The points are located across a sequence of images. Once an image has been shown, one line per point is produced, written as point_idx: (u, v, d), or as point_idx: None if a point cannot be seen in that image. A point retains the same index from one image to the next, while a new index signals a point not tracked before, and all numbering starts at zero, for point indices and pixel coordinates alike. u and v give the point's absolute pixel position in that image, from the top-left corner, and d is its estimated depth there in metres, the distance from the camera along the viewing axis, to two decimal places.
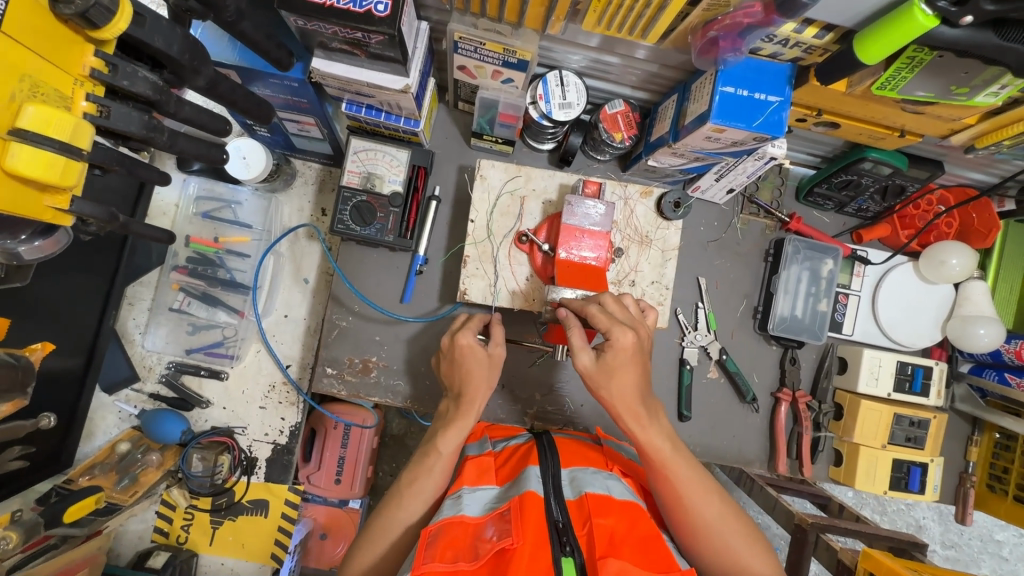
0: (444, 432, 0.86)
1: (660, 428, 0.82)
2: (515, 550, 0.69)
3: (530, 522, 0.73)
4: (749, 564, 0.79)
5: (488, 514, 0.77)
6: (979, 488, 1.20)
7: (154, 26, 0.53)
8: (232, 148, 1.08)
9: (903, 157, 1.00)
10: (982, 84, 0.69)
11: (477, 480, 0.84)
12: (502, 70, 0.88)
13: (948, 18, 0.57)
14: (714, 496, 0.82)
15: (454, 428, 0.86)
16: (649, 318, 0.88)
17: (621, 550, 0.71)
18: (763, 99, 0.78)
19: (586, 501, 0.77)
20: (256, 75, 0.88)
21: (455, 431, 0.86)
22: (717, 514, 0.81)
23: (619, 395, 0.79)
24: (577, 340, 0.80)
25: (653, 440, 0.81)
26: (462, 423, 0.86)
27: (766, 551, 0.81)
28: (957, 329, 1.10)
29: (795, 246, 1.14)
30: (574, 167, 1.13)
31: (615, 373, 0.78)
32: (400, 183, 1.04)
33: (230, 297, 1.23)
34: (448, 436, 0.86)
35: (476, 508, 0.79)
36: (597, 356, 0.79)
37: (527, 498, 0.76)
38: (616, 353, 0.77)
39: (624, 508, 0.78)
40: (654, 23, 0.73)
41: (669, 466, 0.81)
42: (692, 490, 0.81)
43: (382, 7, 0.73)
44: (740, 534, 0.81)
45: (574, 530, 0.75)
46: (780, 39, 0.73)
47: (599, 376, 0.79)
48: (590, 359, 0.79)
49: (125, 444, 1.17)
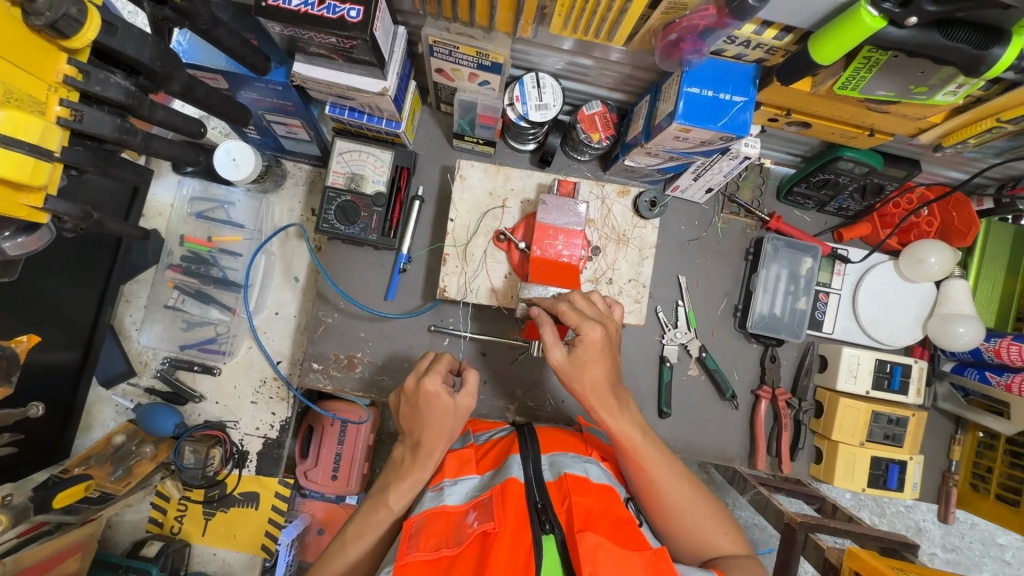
0: (395, 486, 0.85)
1: (630, 416, 0.83)
2: (496, 533, 0.70)
3: (511, 507, 0.74)
4: (716, 542, 0.81)
5: (468, 503, 0.79)
6: (963, 487, 1.19)
7: (126, 35, 0.57)
8: (222, 149, 1.11)
9: (879, 156, 1.01)
10: (940, 83, 0.70)
11: (459, 472, 0.87)
12: (477, 73, 0.91)
13: (894, 19, 0.59)
14: (684, 480, 0.83)
15: (406, 483, 0.85)
16: (615, 313, 0.88)
17: (597, 525, 0.73)
18: (728, 99, 0.80)
19: (565, 481, 0.79)
20: (241, 80, 0.91)
21: (406, 485, 0.85)
22: (687, 496, 0.82)
23: (592, 389, 0.80)
24: (551, 336, 0.80)
25: (622, 428, 0.82)
26: (414, 479, 0.85)
27: (734, 531, 0.83)
28: (936, 326, 1.10)
29: (774, 245, 1.15)
30: (555, 167, 1.15)
31: (587, 367, 0.79)
32: (384, 183, 1.07)
33: (223, 295, 1.27)
34: (398, 492, 0.85)
35: (458, 498, 0.80)
36: (569, 351, 0.79)
37: (509, 485, 0.76)
38: (589, 348, 0.78)
39: (601, 490, 0.78)
40: (618, 27, 0.75)
41: (639, 453, 0.82)
42: (661, 475, 0.82)
43: (355, 14, 0.76)
44: (708, 514, 0.83)
45: (553, 509, 0.75)
46: (742, 40, 0.74)
47: (571, 369, 0.79)
48: (562, 353, 0.79)
49: (120, 437, 1.22)
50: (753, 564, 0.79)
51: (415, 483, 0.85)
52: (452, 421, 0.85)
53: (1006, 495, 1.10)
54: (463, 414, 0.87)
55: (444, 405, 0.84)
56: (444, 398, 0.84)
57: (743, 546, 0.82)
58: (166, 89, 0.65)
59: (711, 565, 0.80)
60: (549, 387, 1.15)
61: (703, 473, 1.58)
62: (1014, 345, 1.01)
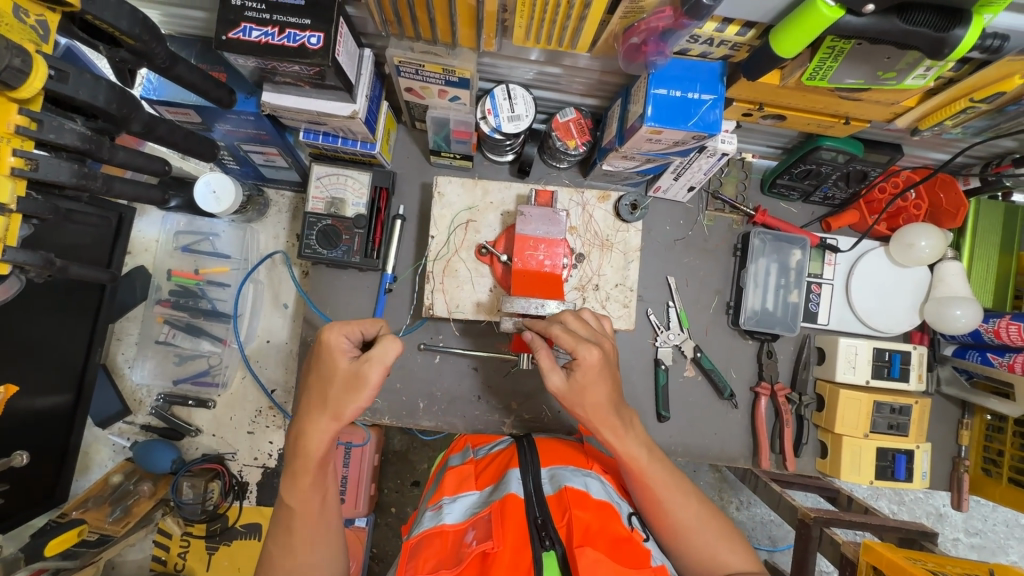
0: (289, 481, 0.76)
1: (639, 444, 0.80)
2: (495, 554, 0.68)
3: (511, 526, 0.71)
4: (726, 560, 0.79)
5: (468, 520, 0.76)
6: (974, 473, 1.17)
7: (78, 81, 0.57)
8: (202, 182, 1.11)
9: (858, 142, 0.99)
10: (907, 67, 0.69)
11: (457, 489, 0.84)
12: (447, 89, 0.90)
13: (852, 7, 0.58)
14: (691, 500, 0.81)
15: (299, 475, 0.75)
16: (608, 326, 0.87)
17: (596, 541, 0.70)
18: (697, 98, 0.79)
19: (564, 494, 0.76)
20: (213, 114, 0.91)
21: (301, 478, 0.75)
22: (694, 515, 0.80)
23: (590, 413, 0.78)
24: (547, 361, 0.78)
25: (632, 456, 0.79)
26: (309, 467, 0.75)
27: (742, 546, 0.81)
28: (934, 311, 1.08)
29: (762, 239, 1.13)
30: (535, 177, 1.14)
31: (585, 393, 0.76)
32: (364, 205, 1.07)
33: (214, 326, 1.27)
34: (293, 487, 0.76)
35: (457, 515, 0.78)
36: (568, 376, 0.77)
37: (508, 500, 0.75)
38: (586, 371, 0.76)
39: (601, 507, 0.76)
40: (579, 34, 0.75)
41: (647, 479, 0.80)
42: (669, 497, 0.80)
43: (315, 40, 0.76)
44: (718, 529, 0.81)
45: (554, 523, 0.73)
46: (705, 39, 0.74)
47: (571, 395, 0.77)
48: (561, 378, 0.77)
49: (117, 476, 1.21)
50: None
51: (308, 473, 0.75)
52: (347, 391, 0.72)
53: (1018, 478, 1.07)
54: (363, 386, 0.72)
55: (343, 374, 0.73)
56: (338, 362, 0.73)
57: (752, 561, 0.80)
58: (127, 130, 0.66)
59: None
60: (544, 398, 1.13)
61: (715, 474, 1.55)
62: (1013, 324, 0.99)
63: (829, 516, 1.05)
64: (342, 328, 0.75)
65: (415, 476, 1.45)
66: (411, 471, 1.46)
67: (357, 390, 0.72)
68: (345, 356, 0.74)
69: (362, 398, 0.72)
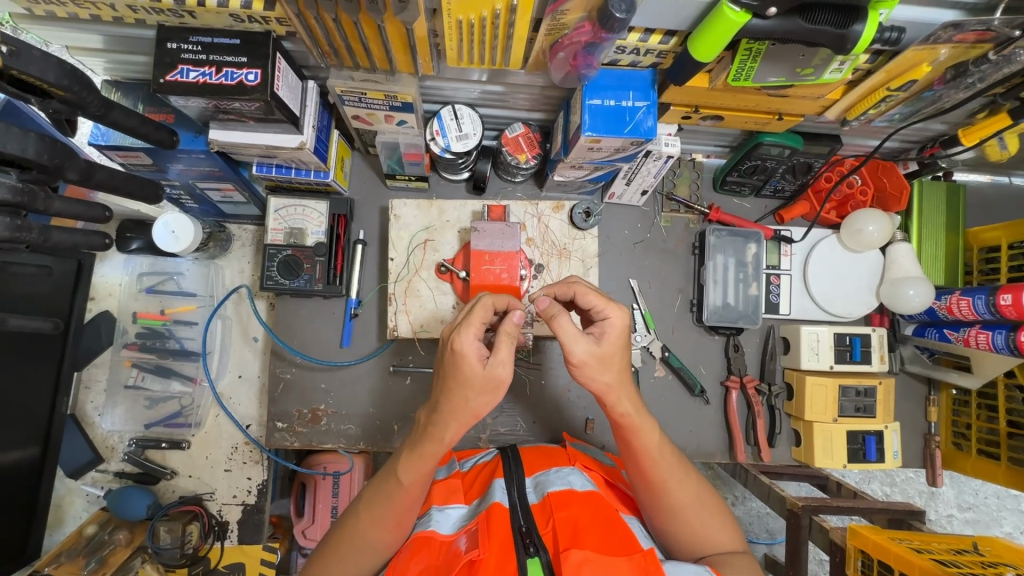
0: (410, 459, 0.74)
1: (652, 428, 0.75)
2: (481, 561, 0.66)
3: (495, 531, 0.69)
4: (717, 540, 0.77)
5: (458, 530, 0.74)
6: (946, 448, 1.19)
7: (6, 134, 0.57)
8: (160, 223, 1.11)
9: (797, 136, 1.02)
10: (823, 62, 0.72)
11: (445, 500, 0.81)
12: (392, 114, 0.92)
13: (756, 11, 0.61)
14: (691, 480, 0.78)
15: (421, 460, 0.73)
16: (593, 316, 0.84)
17: (585, 538, 0.67)
18: (631, 105, 0.82)
19: (549, 500, 0.74)
20: (163, 155, 0.92)
21: (425, 463, 0.73)
22: (692, 496, 0.77)
23: (616, 381, 0.71)
24: (573, 329, 0.69)
25: (643, 440, 0.75)
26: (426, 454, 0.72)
27: (733, 529, 0.79)
28: (889, 293, 1.10)
29: (718, 235, 1.16)
30: (491, 192, 1.16)
31: (609, 363, 0.71)
32: (324, 233, 1.08)
33: (184, 366, 1.26)
34: (413, 467, 0.73)
35: (445, 526, 0.75)
36: (592, 342, 0.70)
37: (493, 510, 0.72)
38: (617, 333, 0.72)
39: (588, 499, 0.74)
40: (509, 52, 0.77)
41: (653, 462, 0.76)
42: (672, 477, 0.76)
43: (253, 77, 0.77)
44: (714, 511, 0.78)
45: (539, 531, 0.71)
46: (631, 49, 0.76)
47: (593, 365, 0.70)
48: (586, 345, 0.69)
49: (91, 527, 1.19)
50: (747, 562, 0.75)
51: (432, 462, 0.73)
52: (483, 395, 0.67)
53: (987, 450, 1.10)
54: (500, 388, 0.67)
55: (476, 380, 0.66)
56: (474, 370, 0.66)
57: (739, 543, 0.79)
58: (64, 178, 0.67)
59: (709, 563, 0.75)
60: (517, 410, 1.14)
61: (708, 471, 1.55)
62: (963, 299, 1.01)
63: (817, 504, 1.01)
64: (471, 331, 0.67)
65: None
66: None
67: (492, 392, 0.68)
68: (479, 361, 0.67)
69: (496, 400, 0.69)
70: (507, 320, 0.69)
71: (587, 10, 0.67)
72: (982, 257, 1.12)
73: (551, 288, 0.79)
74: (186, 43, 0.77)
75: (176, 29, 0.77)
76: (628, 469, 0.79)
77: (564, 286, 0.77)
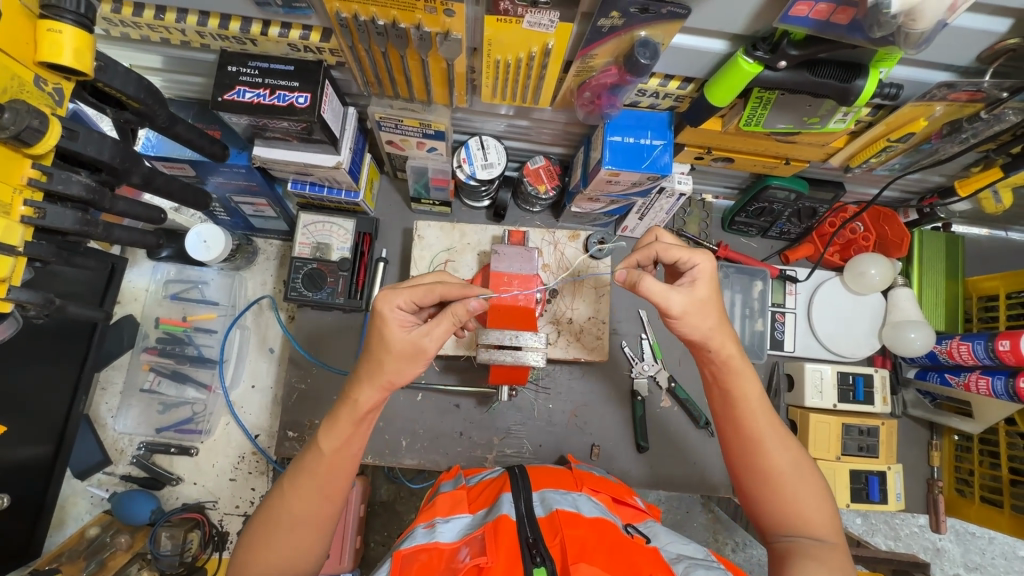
0: (329, 426, 0.74)
1: (753, 378, 0.78)
2: (488, 568, 0.67)
3: (503, 545, 0.70)
4: (811, 521, 0.73)
5: (462, 539, 0.74)
6: (949, 494, 1.20)
7: (87, 138, 0.64)
8: (193, 233, 1.17)
9: (802, 181, 1.09)
10: (828, 112, 0.78)
11: (450, 510, 0.82)
12: (424, 141, 0.98)
13: (768, 64, 0.67)
14: (791, 447, 0.76)
15: (341, 424, 0.73)
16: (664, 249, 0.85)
17: (593, 555, 0.68)
18: (649, 143, 0.89)
19: (556, 517, 0.75)
20: (207, 168, 0.98)
21: (342, 426, 0.73)
22: (793, 464, 0.75)
23: (715, 328, 0.76)
24: (660, 286, 0.74)
25: (743, 388, 0.77)
26: (342, 418, 0.73)
27: (831, 515, 0.74)
28: (891, 335, 1.14)
29: (725, 271, 1.21)
30: (510, 220, 1.23)
31: (707, 309, 0.75)
32: (348, 249, 1.13)
33: (199, 372, 1.28)
34: (333, 433, 0.73)
35: (451, 535, 0.76)
36: (687, 292, 0.75)
37: (501, 521, 0.73)
38: (706, 281, 0.76)
39: (595, 523, 0.75)
40: (539, 90, 0.84)
41: (751, 414, 0.76)
42: (770, 434, 0.76)
43: (303, 100, 0.84)
44: (812, 486, 0.74)
45: (545, 543, 0.72)
46: (651, 92, 0.83)
47: (693, 313, 0.75)
48: (681, 296, 0.74)
49: (94, 529, 1.19)
50: (839, 557, 0.70)
51: (353, 426, 0.73)
52: (402, 362, 0.73)
53: (991, 496, 1.11)
54: (420, 358, 0.73)
55: (402, 347, 0.72)
56: (393, 333, 0.72)
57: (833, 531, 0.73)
58: (126, 181, 0.73)
59: (797, 547, 0.72)
60: (524, 433, 1.16)
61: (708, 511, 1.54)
62: (963, 344, 1.04)
63: None
64: (396, 299, 0.73)
65: (401, 527, 1.42)
66: (398, 522, 1.43)
67: (415, 361, 0.73)
68: (401, 327, 0.73)
69: (414, 369, 0.74)
70: (462, 304, 0.73)
71: (614, 56, 0.74)
72: (981, 305, 1.16)
73: (630, 255, 0.82)
74: (245, 67, 0.84)
75: (237, 54, 0.84)
76: (723, 422, 0.80)
77: (647, 249, 0.79)
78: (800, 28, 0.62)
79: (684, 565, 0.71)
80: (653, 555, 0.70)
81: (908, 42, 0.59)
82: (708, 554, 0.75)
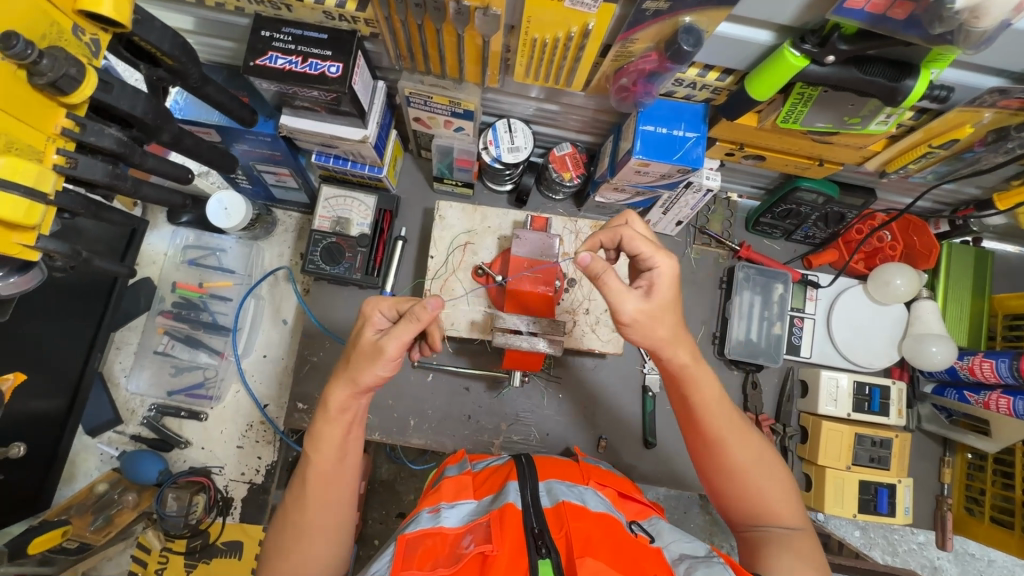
0: (315, 431, 0.75)
1: (709, 380, 0.77)
2: (494, 556, 0.66)
3: (509, 532, 0.69)
4: (773, 508, 0.74)
5: (466, 525, 0.74)
6: (957, 512, 1.18)
7: (121, 92, 0.63)
8: (215, 199, 1.17)
9: (834, 185, 1.06)
10: (870, 113, 0.76)
11: (456, 496, 0.81)
12: (452, 120, 0.97)
13: (814, 58, 0.66)
14: (754, 442, 0.76)
15: (324, 428, 0.74)
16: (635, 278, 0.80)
17: (598, 549, 0.67)
18: (682, 135, 0.87)
19: (562, 508, 0.75)
20: (234, 133, 0.97)
21: (326, 429, 0.74)
22: (755, 458, 0.75)
23: (674, 334, 0.74)
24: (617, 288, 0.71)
25: (702, 393, 0.76)
26: (330, 423, 0.74)
27: (795, 502, 0.75)
28: (911, 348, 1.11)
29: (746, 272, 1.19)
30: (532, 206, 1.21)
31: (662, 315, 0.73)
32: (368, 225, 1.12)
33: (212, 339, 1.29)
34: (318, 439, 0.74)
35: (456, 520, 0.75)
36: (642, 297, 0.72)
37: (507, 509, 0.73)
38: (666, 287, 0.73)
39: (601, 520, 0.74)
40: (574, 73, 0.82)
41: (711, 414, 0.76)
42: (734, 432, 0.76)
43: (335, 70, 0.83)
44: (774, 479, 0.75)
45: (551, 534, 0.71)
46: (688, 82, 0.82)
47: (645, 321, 0.72)
48: (635, 301, 0.72)
49: (102, 485, 1.21)
50: (806, 541, 0.72)
51: (335, 427, 0.74)
52: (368, 362, 0.72)
53: (1000, 517, 1.09)
54: (380, 356, 0.71)
55: (365, 346, 0.73)
56: (364, 331, 0.75)
57: (800, 519, 0.74)
58: (156, 139, 0.73)
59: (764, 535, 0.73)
60: (533, 420, 1.16)
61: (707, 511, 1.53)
62: (986, 361, 1.02)
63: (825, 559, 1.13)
64: (381, 304, 0.77)
65: (402, 506, 1.43)
66: (400, 501, 1.44)
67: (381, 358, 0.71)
68: (373, 329, 0.76)
69: (381, 371, 0.72)
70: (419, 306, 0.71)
71: (655, 40, 0.72)
72: (1006, 324, 1.13)
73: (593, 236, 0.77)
74: (278, 32, 0.83)
75: (271, 19, 0.84)
76: (686, 425, 0.80)
77: (612, 232, 0.76)
78: (853, 21, 0.60)
79: (687, 564, 0.70)
80: (657, 556, 0.70)
81: (967, 40, 0.57)
82: (711, 550, 0.74)
